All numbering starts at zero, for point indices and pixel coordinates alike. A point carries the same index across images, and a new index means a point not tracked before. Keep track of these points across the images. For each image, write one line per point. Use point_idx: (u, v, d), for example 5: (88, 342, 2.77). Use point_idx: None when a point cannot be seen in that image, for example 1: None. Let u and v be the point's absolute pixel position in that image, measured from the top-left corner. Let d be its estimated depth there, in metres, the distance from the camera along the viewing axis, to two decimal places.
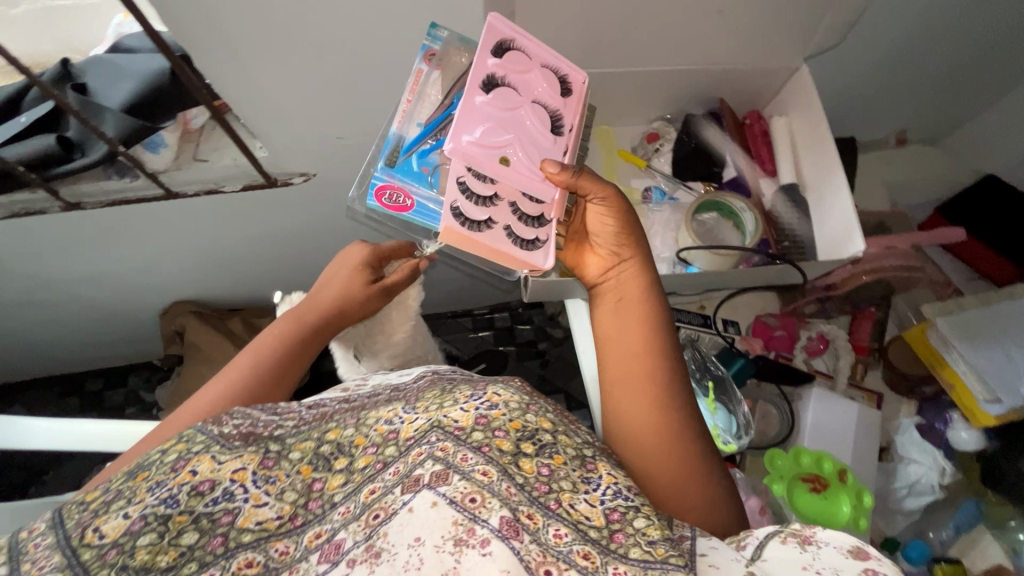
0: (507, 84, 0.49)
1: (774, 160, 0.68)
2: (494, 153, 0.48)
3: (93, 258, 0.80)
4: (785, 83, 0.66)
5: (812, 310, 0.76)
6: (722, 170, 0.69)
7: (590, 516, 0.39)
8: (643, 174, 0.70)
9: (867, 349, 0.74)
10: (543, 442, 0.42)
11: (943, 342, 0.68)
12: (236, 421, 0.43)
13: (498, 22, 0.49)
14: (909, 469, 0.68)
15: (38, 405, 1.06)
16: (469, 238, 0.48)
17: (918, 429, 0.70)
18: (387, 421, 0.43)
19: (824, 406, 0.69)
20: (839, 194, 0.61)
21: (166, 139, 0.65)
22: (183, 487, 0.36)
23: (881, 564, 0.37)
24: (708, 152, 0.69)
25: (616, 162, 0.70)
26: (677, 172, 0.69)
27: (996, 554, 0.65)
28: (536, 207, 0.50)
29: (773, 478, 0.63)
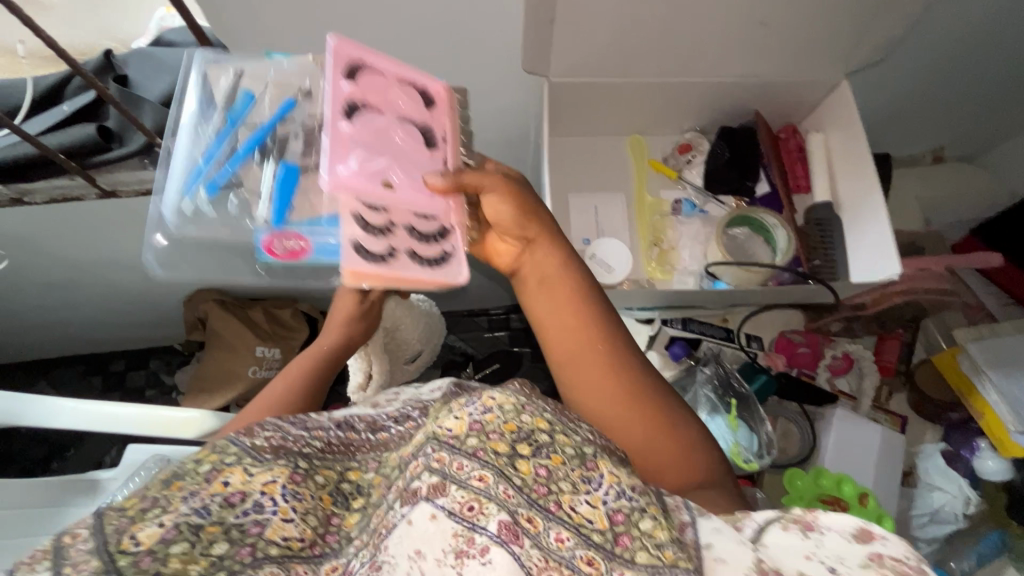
0: (368, 107, 0.44)
1: (808, 177, 0.67)
2: (376, 179, 0.44)
3: (122, 244, 0.82)
4: (825, 98, 0.65)
5: (838, 328, 0.74)
6: (754, 185, 0.68)
7: (592, 519, 0.38)
8: (675, 184, 0.70)
9: (893, 371, 0.73)
10: (541, 443, 0.41)
11: (976, 371, 0.67)
12: (266, 433, 0.44)
13: (341, 45, 0.44)
14: (932, 496, 0.67)
15: (63, 382, 1.09)
16: (375, 270, 0.43)
17: (944, 455, 0.68)
18: (398, 450, 0.45)
19: (849, 426, 0.68)
20: (876, 215, 0.60)
21: None
22: (215, 498, 0.38)
23: (886, 547, 0.36)
24: (741, 165, 0.68)
25: (646, 173, 0.70)
26: (708, 184, 0.69)
27: None
28: (432, 222, 0.46)
29: (793, 498, 0.64)
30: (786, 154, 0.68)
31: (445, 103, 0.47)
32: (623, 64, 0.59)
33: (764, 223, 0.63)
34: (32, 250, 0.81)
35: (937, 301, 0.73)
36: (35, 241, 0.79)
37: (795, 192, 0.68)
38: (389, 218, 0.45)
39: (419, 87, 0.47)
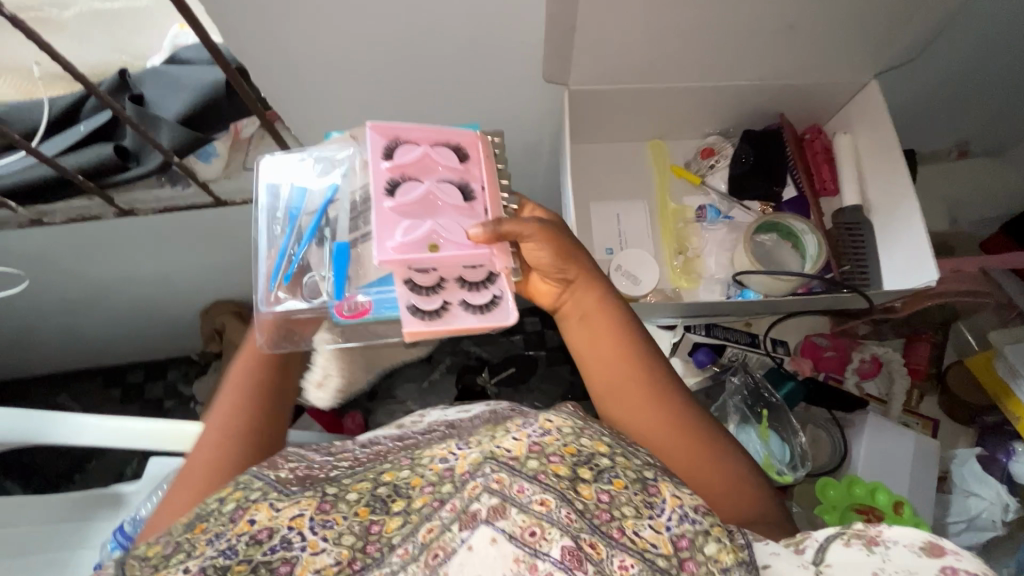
0: (409, 177, 0.47)
1: (835, 179, 0.65)
2: (421, 244, 0.46)
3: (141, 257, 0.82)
4: (852, 99, 0.63)
5: (866, 331, 0.73)
6: (781, 190, 0.66)
7: (655, 544, 0.38)
8: (698, 189, 0.68)
9: (924, 374, 0.72)
10: (602, 467, 0.41)
11: (1011, 371, 0.64)
12: (291, 465, 0.45)
13: (377, 127, 0.47)
14: (969, 502, 0.65)
15: (83, 396, 1.10)
16: (438, 329, 0.46)
17: (980, 460, 0.67)
18: (442, 459, 0.43)
19: (879, 431, 0.67)
20: (912, 222, 0.58)
21: (217, 149, 0.66)
22: (242, 537, 0.38)
23: (959, 562, 0.36)
24: (766, 168, 0.66)
25: (668, 179, 0.68)
26: (732, 189, 0.67)
27: None
28: (480, 270, 0.48)
29: (825, 508, 0.62)
30: (811, 155, 0.67)
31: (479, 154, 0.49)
32: (643, 70, 0.58)
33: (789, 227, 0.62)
34: (51, 268, 0.81)
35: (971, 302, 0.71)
36: (54, 260, 0.79)
37: (822, 194, 0.66)
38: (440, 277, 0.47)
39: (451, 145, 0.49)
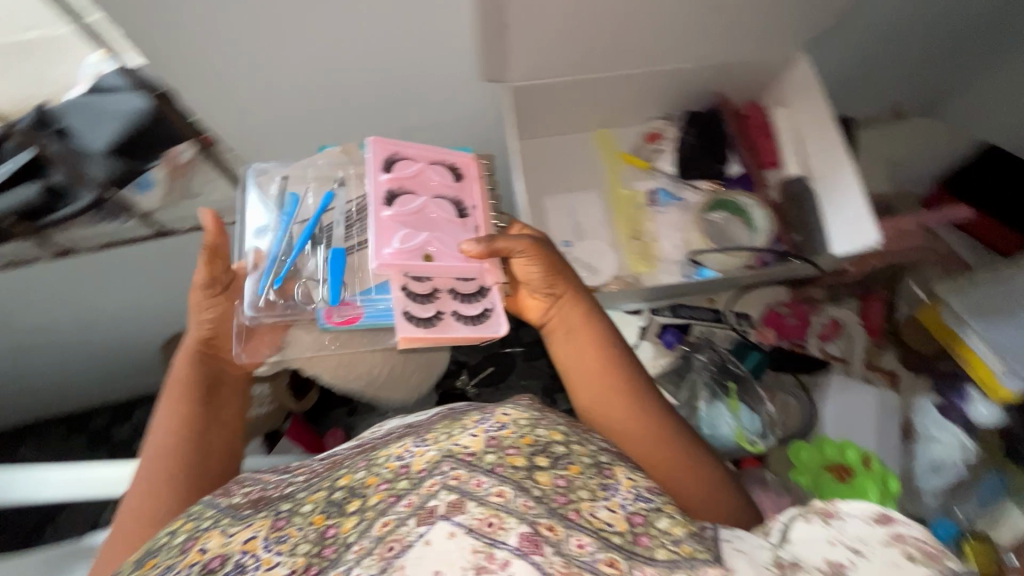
0: (405, 191, 0.50)
1: (775, 152, 0.68)
2: (417, 253, 0.49)
3: (88, 295, 0.79)
4: (784, 73, 0.66)
5: (822, 295, 0.76)
6: (725, 167, 0.68)
7: (612, 523, 0.39)
8: (647, 174, 0.70)
9: (880, 331, 0.75)
10: (557, 454, 0.42)
11: (957, 320, 0.67)
12: (244, 490, 0.46)
13: (381, 143, 0.51)
14: (932, 448, 0.68)
15: (45, 447, 1.05)
16: (428, 336, 0.47)
17: (937, 408, 0.69)
18: (398, 457, 0.43)
19: (842, 391, 0.70)
20: (849, 188, 0.60)
21: (155, 178, 0.63)
22: (193, 567, 0.38)
23: (907, 529, 0.38)
24: (710, 147, 0.68)
25: (619, 166, 0.70)
26: (680, 171, 0.69)
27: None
28: (472, 282, 0.51)
29: (799, 471, 0.64)
30: (751, 130, 0.69)
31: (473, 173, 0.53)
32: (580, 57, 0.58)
33: (735, 203, 0.66)
34: None
35: (913, 257, 0.75)
36: None
37: (765, 167, 0.68)
38: (434, 287, 0.49)
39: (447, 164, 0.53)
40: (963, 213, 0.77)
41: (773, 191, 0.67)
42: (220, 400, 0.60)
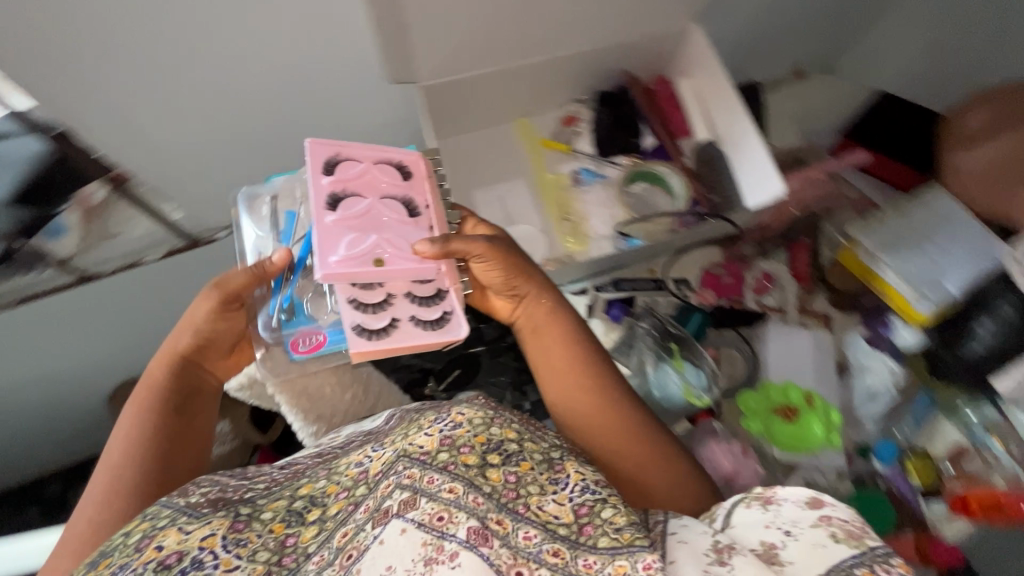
0: (350, 196, 0.50)
1: (686, 121, 0.71)
2: (365, 258, 0.48)
3: (19, 356, 0.75)
4: (682, 46, 0.69)
5: (753, 251, 0.80)
6: (641, 140, 0.71)
7: (558, 515, 0.42)
8: (569, 157, 0.72)
9: (807, 276, 0.78)
10: (510, 451, 0.45)
11: (870, 258, 0.71)
12: (203, 489, 0.44)
13: (319, 147, 0.50)
14: (867, 377, 0.72)
15: None
16: (383, 346, 0.47)
17: (866, 340, 0.74)
18: (357, 463, 0.45)
19: (780, 335, 0.74)
20: (753, 147, 0.64)
21: (66, 224, 0.61)
22: (149, 565, 0.38)
23: (834, 510, 0.43)
24: (623, 123, 0.71)
25: (541, 152, 0.71)
26: (599, 149, 0.71)
27: (954, 436, 0.68)
28: (428, 286, 0.51)
29: (750, 417, 0.69)
30: (661, 103, 0.72)
31: (421, 173, 0.53)
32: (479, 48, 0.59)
33: (655, 172, 0.68)
34: None
35: (825, 202, 0.79)
36: None
37: (678, 136, 0.71)
38: (387, 293, 0.50)
39: (396, 164, 0.53)
40: (862, 157, 0.81)
41: (688, 155, 0.70)
42: (194, 412, 0.56)
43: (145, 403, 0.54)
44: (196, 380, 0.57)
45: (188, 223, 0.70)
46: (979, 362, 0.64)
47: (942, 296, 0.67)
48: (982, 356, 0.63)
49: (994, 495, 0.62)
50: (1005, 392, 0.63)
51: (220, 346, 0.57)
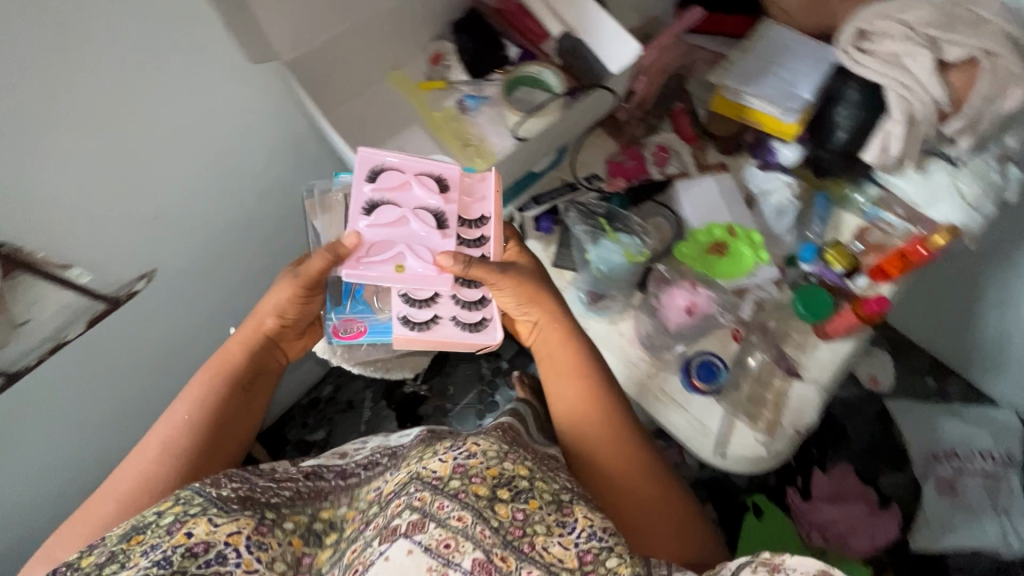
0: (387, 203, 0.72)
1: (540, 24, 0.87)
2: (393, 261, 0.71)
3: (105, 395, 0.92)
4: None
5: (643, 132, 1.00)
6: (507, 54, 0.89)
7: (563, 559, 0.55)
8: (447, 91, 0.87)
9: (694, 137, 0.99)
10: (519, 488, 0.58)
11: (735, 94, 0.92)
12: (231, 485, 0.59)
13: (372, 161, 0.73)
14: (773, 198, 0.93)
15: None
16: (419, 334, 0.72)
17: (761, 168, 0.96)
18: (374, 489, 0.64)
19: (686, 191, 0.94)
20: (600, 17, 0.82)
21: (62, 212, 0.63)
22: (178, 548, 0.51)
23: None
24: (485, 47, 0.88)
25: (421, 93, 0.86)
26: (471, 75, 0.87)
27: (853, 221, 0.93)
28: (474, 295, 0.75)
29: (690, 260, 0.88)
30: (509, 12, 0.88)
31: (454, 184, 0.74)
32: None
33: (531, 72, 0.85)
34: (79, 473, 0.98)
35: (683, 63, 1.01)
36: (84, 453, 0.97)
37: (539, 40, 0.88)
38: (435, 292, 0.73)
39: (436, 179, 0.74)
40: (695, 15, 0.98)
41: (554, 54, 0.87)
42: (255, 388, 0.78)
43: (220, 371, 0.76)
44: (268, 357, 0.79)
45: (99, 283, 0.76)
46: (845, 146, 0.84)
47: (800, 103, 0.89)
48: (845, 138, 0.84)
49: (898, 253, 0.84)
50: (874, 163, 0.84)
51: (285, 333, 0.78)
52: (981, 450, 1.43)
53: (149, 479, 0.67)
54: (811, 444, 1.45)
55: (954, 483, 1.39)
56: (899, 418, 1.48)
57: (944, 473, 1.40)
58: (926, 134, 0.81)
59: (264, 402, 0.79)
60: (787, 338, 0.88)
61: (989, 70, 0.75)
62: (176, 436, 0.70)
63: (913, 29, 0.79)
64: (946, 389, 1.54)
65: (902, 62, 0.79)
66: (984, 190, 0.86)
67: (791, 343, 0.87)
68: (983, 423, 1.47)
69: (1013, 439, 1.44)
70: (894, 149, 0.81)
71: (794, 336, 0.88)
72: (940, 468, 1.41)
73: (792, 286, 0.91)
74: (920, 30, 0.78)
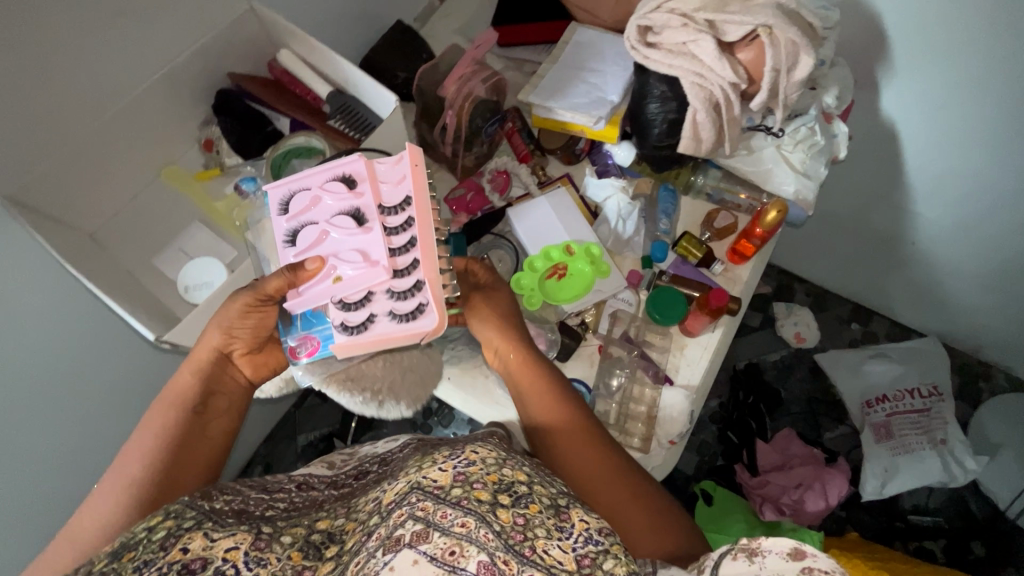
0: (305, 225, 0.71)
1: (310, 88, 0.96)
2: (328, 278, 0.68)
3: (90, 444, 1.11)
4: (293, 38, 0.94)
5: (473, 163, 1.10)
6: (277, 123, 0.97)
7: (562, 561, 0.53)
8: (226, 177, 0.96)
9: (529, 155, 1.10)
10: (519, 494, 0.58)
11: (546, 110, 1.04)
12: (224, 499, 0.61)
13: (277, 192, 0.72)
14: (612, 205, 1.05)
15: None
16: (363, 338, 0.67)
17: (596, 174, 1.10)
18: (372, 499, 0.61)
19: (519, 219, 1.03)
20: (361, 76, 0.91)
21: None
22: (174, 564, 0.50)
23: (816, 561, 0.57)
24: (251, 123, 0.95)
25: (201, 183, 0.95)
26: (246, 157, 0.97)
27: (701, 205, 1.10)
28: (408, 282, 0.68)
29: (530, 292, 0.99)
30: (283, 82, 0.97)
31: (361, 174, 0.71)
32: (40, 111, 0.74)
33: (298, 144, 0.92)
34: None
35: (496, 86, 1.08)
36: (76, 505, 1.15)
37: (316, 104, 0.97)
38: (369, 291, 0.68)
39: (344, 177, 0.71)
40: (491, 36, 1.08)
41: (330, 115, 0.96)
42: (211, 410, 0.77)
43: (177, 400, 0.76)
44: (224, 377, 0.79)
45: None
46: (656, 140, 1.00)
47: (607, 109, 1.01)
48: (660, 133, 0.99)
49: (744, 236, 1.03)
50: (688, 153, 1.00)
51: (237, 347, 0.77)
52: (908, 388, 1.57)
53: (105, 521, 0.68)
54: (749, 417, 1.61)
55: (888, 428, 1.52)
56: (828, 370, 1.66)
57: (878, 419, 1.54)
58: (730, 112, 0.94)
59: (228, 423, 0.79)
60: (652, 344, 1.01)
61: (768, 43, 0.88)
62: (132, 464, 0.71)
63: (689, 17, 0.91)
64: (872, 330, 1.73)
65: (688, 49, 0.92)
66: (809, 155, 1.03)
67: (655, 348, 1.01)
68: (909, 359, 1.60)
69: (936, 370, 1.59)
70: (705, 135, 0.96)
71: (655, 341, 1.02)
72: (873, 415, 1.55)
73: (648, 288, 1.06)
74: (695, 17, 0.91)
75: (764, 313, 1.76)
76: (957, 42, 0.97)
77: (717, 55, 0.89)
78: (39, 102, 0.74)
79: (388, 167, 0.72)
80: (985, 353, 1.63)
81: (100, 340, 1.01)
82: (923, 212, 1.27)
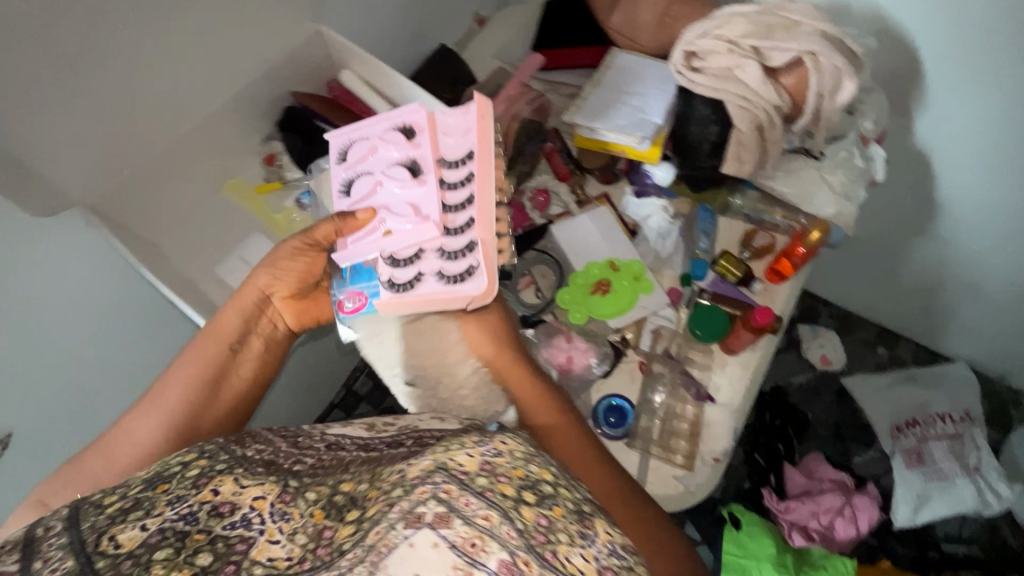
0: (363, 174, 0.78)
1: (369, 106, 1.04)
2: (379, 231, 0.75)
3: None
4: (354, 60, 1.03)
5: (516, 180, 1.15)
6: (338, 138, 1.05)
7: (583, 570, 0.55)
8: (285, 190, 1.05)
9: (569, 174, 1.16)
10: (545, 493, 0.58)
11: (592, 131, 1.09)
12: (256, 448, 0.67)
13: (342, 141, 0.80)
14: (651, 222, 1.10)
15: None
16: (410, 294, 0.74)
17: (636, 193, 1.14)
18: (397, 468, 0.58)
19: (562, 235, 1.10)
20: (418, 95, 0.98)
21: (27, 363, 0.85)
22: (205, 506, 0.55)
23: None
24: (313, 138, 1.04)
25: (262, 195, 1.04)
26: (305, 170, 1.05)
27: (740, 224, 1.12)
28: (459, 241, 0.74)
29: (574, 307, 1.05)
30: (344, 100, 1.05)
31: (422, 127, 0.77)
32: (134, 124, 0.85)
33: None
34: None
35: (539, 106, 1.14)
36: None
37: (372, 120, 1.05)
38: (419, 247, 0.75)
39: (405, 130, 0.77)
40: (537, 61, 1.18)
41: None
42: (249, 348, 0.85)
43: (219, 339, 0.82)
44: (264, 318, 0.86)
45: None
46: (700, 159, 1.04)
47: (651, 130, 1.04)
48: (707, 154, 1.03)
49: (785, 255, 1.04)
50: (732, 174, 1.03)
51: (279, 292, 0.85)
52: (940, 413, 1.52)
53: (145, 448, 0.74)
54: (777, 439, 1.59)
55: (920, 454, 1.47)
56: (857, 394, 1.63)
57: (908, 444, 1.49)
58: (774, 134, 0.98)
59: (262, 365, 0.86)
60: (693, 361, 1.03)
61: (813, 70, 0.92)
62: (168, 397, 0.78)
63: (735, 43, 0.94)
64: (897, 354, 1.68)
65: (734, 74, 0.96)
66: (849, 179, 1.05)
67: (696, 366, 1.02)
68: (935, 383, 1.57)
69: (967, 396, 1.53)
70: (747, 155, 1.00)
71: (697, 358, 1.03)
72: (902, 441, 1.51)
73: (688, 305, 1.08)
74: (741, 43, 0.94)
75: (789, 334, 1.73)
76: (991, 64, 0.96)
77: (763, 80, 0.94)
78: (134, 117, 0.84)
79: (449, 122, 0.78)
80: (1014, 380, 1.58)
81: (151, 334, 1.10)
82: (949, 235, 1.26)
